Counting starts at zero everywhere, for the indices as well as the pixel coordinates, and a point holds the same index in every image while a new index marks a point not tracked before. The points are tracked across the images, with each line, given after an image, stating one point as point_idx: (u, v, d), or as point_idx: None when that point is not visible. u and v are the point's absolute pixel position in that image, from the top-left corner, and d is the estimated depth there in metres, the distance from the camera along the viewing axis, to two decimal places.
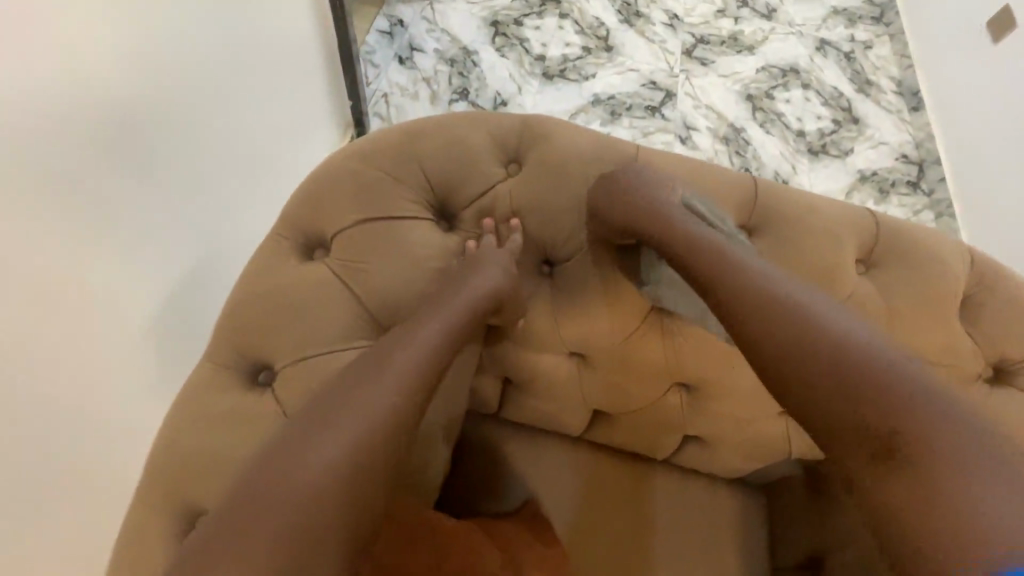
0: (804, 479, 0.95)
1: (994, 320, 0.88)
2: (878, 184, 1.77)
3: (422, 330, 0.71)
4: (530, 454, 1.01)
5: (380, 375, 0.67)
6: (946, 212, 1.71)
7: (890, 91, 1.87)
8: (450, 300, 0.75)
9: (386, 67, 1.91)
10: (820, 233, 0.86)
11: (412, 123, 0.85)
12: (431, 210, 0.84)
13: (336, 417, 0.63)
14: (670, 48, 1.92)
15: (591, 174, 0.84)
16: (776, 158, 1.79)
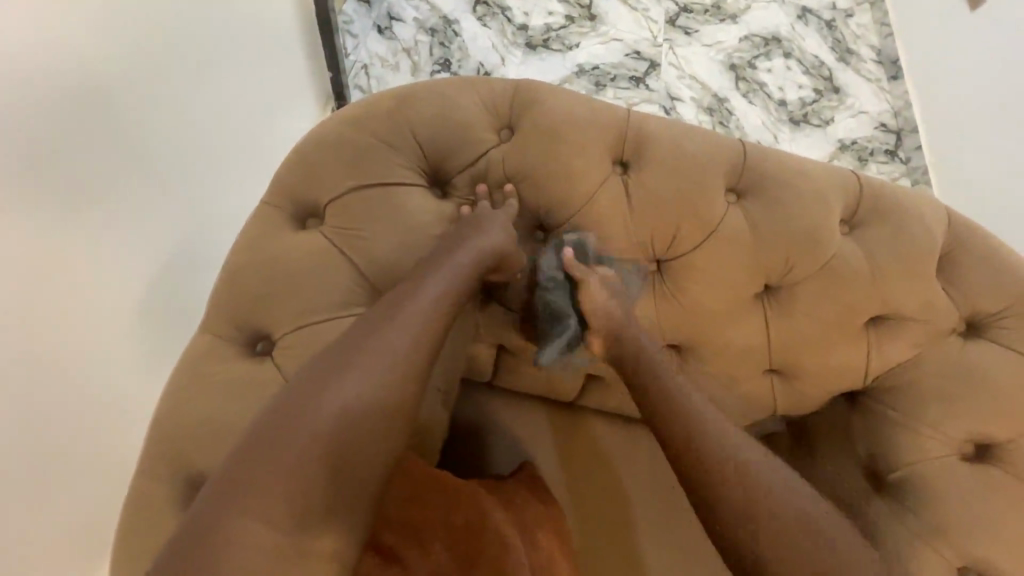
0: (790, 435, 1.02)
1: (968, 276, 0.91)
2: (858, 153, 1.80)
3: (423, 292, 0.71)
4: (528, 421, 1.02)
5: (382, 339, 0.67)
6: (922, 180, 1.75)
7: (869, 59, 1.88)
8: (450, 263, 0.74)
9: (365, 37, 1.86)
10: (806, 195, 0.88)
11: (402, 88, 0.84)
12: (424, 176, 0.83)
13: (341, 377, 0.64)
14: (653, 17, 1.90)
15: (583, 138, 0.84)
16: (758, 128, 1.81)
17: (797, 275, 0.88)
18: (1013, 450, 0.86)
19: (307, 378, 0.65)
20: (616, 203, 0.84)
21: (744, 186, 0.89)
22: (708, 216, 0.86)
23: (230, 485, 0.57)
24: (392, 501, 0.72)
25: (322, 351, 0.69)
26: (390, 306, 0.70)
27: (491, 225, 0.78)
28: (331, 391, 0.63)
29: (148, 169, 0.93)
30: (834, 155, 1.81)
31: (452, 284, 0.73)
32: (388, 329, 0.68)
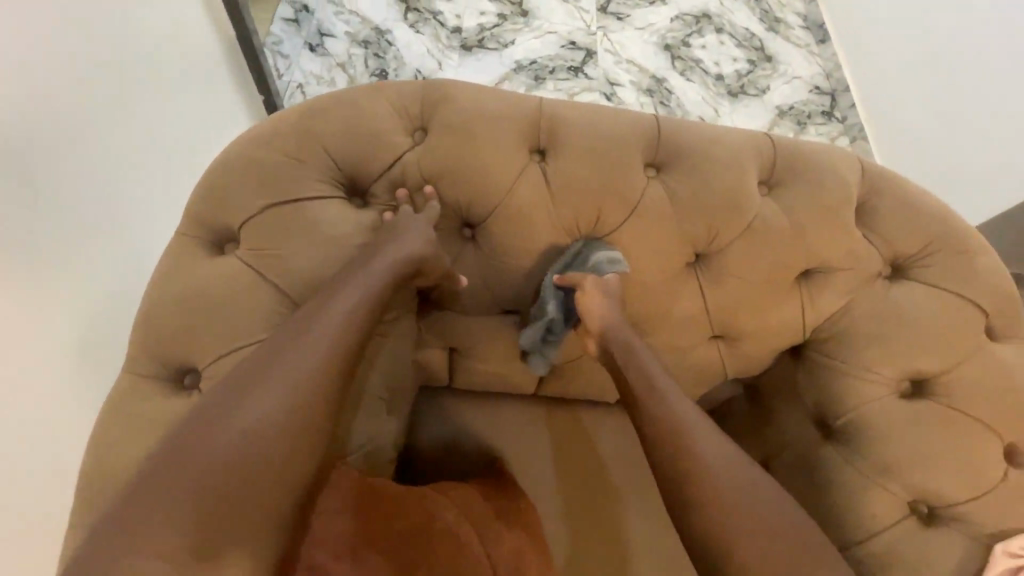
0: (746, 396, 1.06)
1: (887, 221, 0.95)
2: (796, 117, 1.85)
3: (341, 299, 0.71)
4: (488, 417, 1.03)
5: (302, 349, 0.67)
6: (859, 136, 1.81)
7: (798, 26, 1.94)
8: (368, 268, 0.74)
9: (296, 57, 1.84)
10: (722, 161, 0.90)
11: (310, 101, 0.83)
12: (340, 186, 0.82)
13: (262, 390, 0.64)
14: (585, 6, 1.92)
15: (496, 131, 0.84)
16: (698, 103, 1.85)
17: (724, 239, 0.90)
18: (945, 380, 0.89)
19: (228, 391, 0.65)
20: (537, 190, 0.85)
21: (664, 159, 0.90)
22: (629, 192, 0.87)
23: (156, 514, 0.57)
24: (318, 518, 0.66)
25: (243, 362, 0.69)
26: (309, 315, 0.70)
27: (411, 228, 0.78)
28: (252, 404, 0.63)
29: (78, 181, 0.94)
30: (773, 122, 1.86)
31: (371, 289, 0.73)
32: (308, 339, 0.68)
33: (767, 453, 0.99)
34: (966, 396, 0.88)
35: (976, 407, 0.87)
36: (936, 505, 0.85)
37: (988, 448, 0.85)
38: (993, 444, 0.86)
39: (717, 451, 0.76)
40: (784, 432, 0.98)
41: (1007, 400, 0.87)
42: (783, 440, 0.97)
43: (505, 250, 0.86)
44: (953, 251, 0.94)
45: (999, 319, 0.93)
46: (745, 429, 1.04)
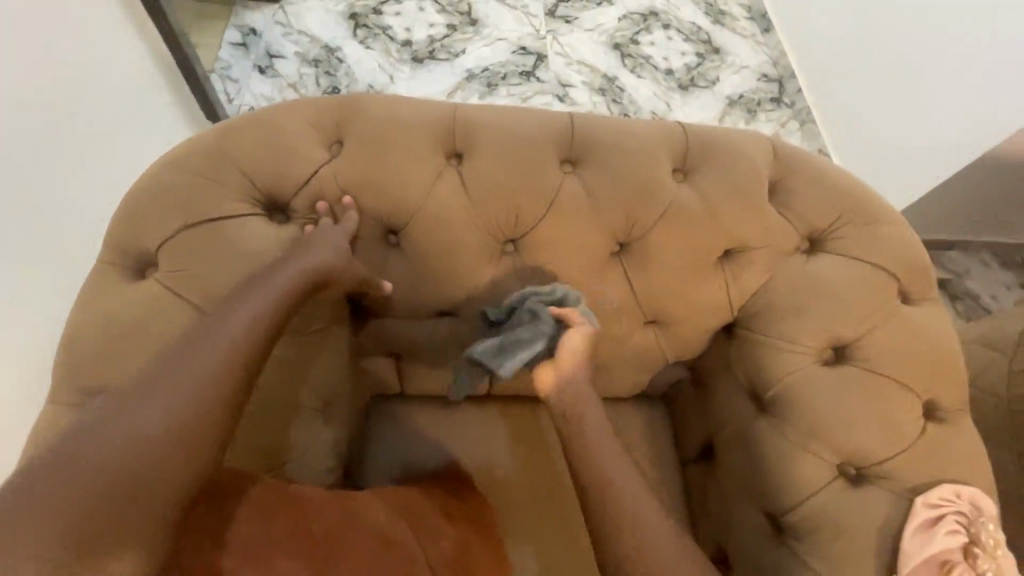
0: (691, 378, 1.10)
1: (800, 197, 0.99)
2: (746, 105, 1.97)
3: (250, 307, 0.73)
4: (434, 420, 1.04)
5: (210, 352, 0.69)
6: (808, 119, 1.91)
7: (742, 17, 2.10)
8: (279, 276, 0.77)
9: (246, 79, 1.88)
10: (634, 152, 0.93)
11: (226, 123, 0.85)
12: (259, 205, 0.84)
13: (166, 392, 0.64)
14: (533, 12, 2.03)
15: (409, 139, 0.86)
16: (650, 99, 1.95)
17: (642, 226, 0.93)
18: (862, 345, 0.93)
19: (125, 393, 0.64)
20: (453, 194, 0.87)
21: (578, 155, 0.93)
22: (544, 189, 0.90)
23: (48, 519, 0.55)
24: (231, 526, 0.67)
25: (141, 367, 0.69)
26: (215, 322, 0.72)
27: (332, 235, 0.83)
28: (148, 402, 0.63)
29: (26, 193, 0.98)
30: (725, 111, 1.96)
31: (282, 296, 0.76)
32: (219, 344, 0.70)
33: (712, 430, 1.04)
34: (883, 358, 0.91)
35: (892, 368, 0.91)
36: (862, 466, 0.88)
37: (906, 407, 0.89)
38: (909, 402, 0.90)
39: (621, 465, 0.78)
40: (723, 409, 1.02)
41: (920, 359, 0.92)
42: (722, 417, 1.02)
43: (426, 254, 0.88)
44: (864, 221, 0.99)
45: (911, 282, 0.97)
46: (693, 409, 1.09)
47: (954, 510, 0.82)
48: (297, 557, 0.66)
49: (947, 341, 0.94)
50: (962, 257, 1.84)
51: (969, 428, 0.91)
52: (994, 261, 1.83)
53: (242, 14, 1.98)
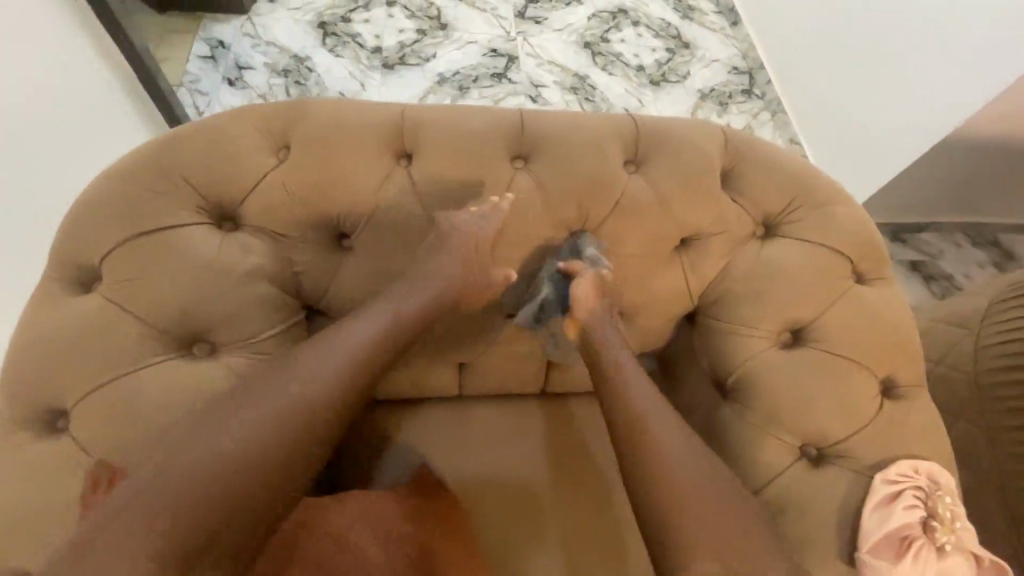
0: (660, 367, 1.08)
1: (752, 183, 0.99)
2: (718, 98, 1.98)
3: (316, 355, 0.76)
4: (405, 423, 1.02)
5: (280, 404, 0.71)
6: (778, 109, 1.94)
7: (710, 12, 2.14)
8: (350, 332, 0.79)
9: (216, 92, 1.87)
10: (584, 146, 0.94)
11: (170, 132, 0.84)
12: (204, 214, 0.82)
13: (239, 439, 0.68)
14: (502, 14, 2.05)
15: (358, 142, 0.87)
16: (622, 95, 1.95)
17: (595, 219, 0.93)
18: (818, 327, 0.94)
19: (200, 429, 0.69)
20: (404, 194, 0.87)
21: (529, 151, 0.94)
22: (496, 186, 0.90)
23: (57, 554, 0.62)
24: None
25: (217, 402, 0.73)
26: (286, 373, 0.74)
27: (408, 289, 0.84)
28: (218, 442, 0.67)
29: None
30: (698, 104, 1.98)
31: (351, 355, 0.77)
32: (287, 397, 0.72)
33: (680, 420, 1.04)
34: (838, 338, 0.92)
35: (848, 348, 0.92)
36: (823, 446, 0.89)
37: (862, 385, 0.90)
38: (865, 380, 0.91)
39: (672, 436, 0.81)
40: (689, 397, 1.02)
41: (875, 338, 0.93)
42: (687, 406, 1.02)
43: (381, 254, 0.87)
44: (816, 205, 1.00)
45: (864, 263, 0.98)
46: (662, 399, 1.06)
47: (912, 486, 0.82)
48: None
49: (901, 319, 0.95)
50: (935, 239, 1.85)
51: (926, 403, 0.92)
52: (965, 240, 1.85)
53: (209, 26, 1.97)
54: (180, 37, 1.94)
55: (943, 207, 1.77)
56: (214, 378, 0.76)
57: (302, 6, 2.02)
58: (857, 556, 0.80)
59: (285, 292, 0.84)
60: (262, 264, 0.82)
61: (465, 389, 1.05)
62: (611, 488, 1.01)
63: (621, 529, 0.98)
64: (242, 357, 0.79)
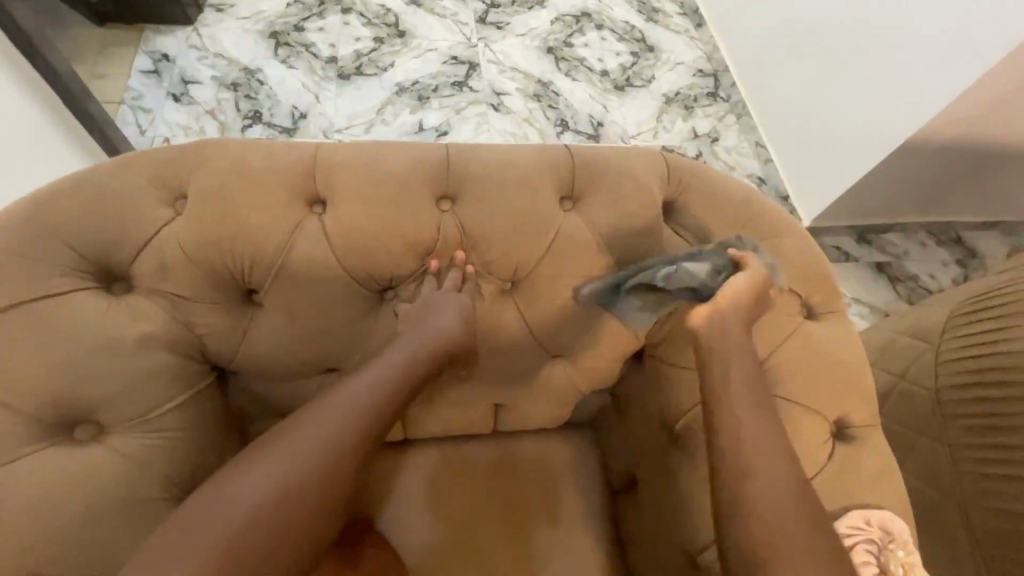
0: (613, 405, 1.03)
1: (695, 214, 0.95)
2: (683, 102, 1.93)
3: (298, 434, 0.68)
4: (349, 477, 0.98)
5: (285, 486, 0.64)
6: (742, 112, 1.89)
7: (675, 14, 2.10)
8: (351, 393, 0.72)
9: (160, 109, 1.76)
10: (516, 184, 0.88)
11: (52, 185, 0.77)
12: (90, 277, 0.75)
13: (241, 539, 0.61)
14: (463, 20, 1.98)
15: (267, 187, 0.80)
16: (587, 101, 1.89)
17: (528, 262, 0.88)
18: (767, 368, 0.89)
19: (189, 525, 0.61)
20: (316, 244, 0.80)
21: (456, 191, 0.87)
22: (422, 230, 0.84)
23: None
24: None
25: (204, 486, 0.65)
26: (287, 448, 0.67)
27: (406, 345, 0.79)
28: (213, 542, 0.60)
29: None
30: (663, 109, 1.92)
31: (347, 427, 0.70)
32: (292, 480, 0.65)
33: (633, 463, 0.98)
34: (788, 380, 0.88)
35: (799, 391, 0.87)
36: None
37: (812, 428, 0.86)
38: (816, 423, 0.86)
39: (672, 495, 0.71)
40: (640, 439, 0.97)
41: (826, 376, 0.89)
42: (639, 449, 0.97)
43: (296, 310, 0.80)
44: (764, 235, 0.95)
45: (814, 295, 0.94)
46: (615, 439, 1.02)
47: (865, 539, 0.79)
48: None
49: (853, 353, 0.91)
50: (900, 239, 1.82)
51: (880, 444, 0.89)
52: (929, 239, 1.83)
53: (152, 39, 1.86)
54: (122, 50, 1.83)
55: (908, 211, 1.74)
56: (100, 464, 0.69)
57: (252, 15, 1.92)
58: None
59: (190, 360, 0.77)
60: (158, 331, 0.74)
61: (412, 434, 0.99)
62: (560, 539, 0.97)
63: None
64: (135, 436, 0.72)
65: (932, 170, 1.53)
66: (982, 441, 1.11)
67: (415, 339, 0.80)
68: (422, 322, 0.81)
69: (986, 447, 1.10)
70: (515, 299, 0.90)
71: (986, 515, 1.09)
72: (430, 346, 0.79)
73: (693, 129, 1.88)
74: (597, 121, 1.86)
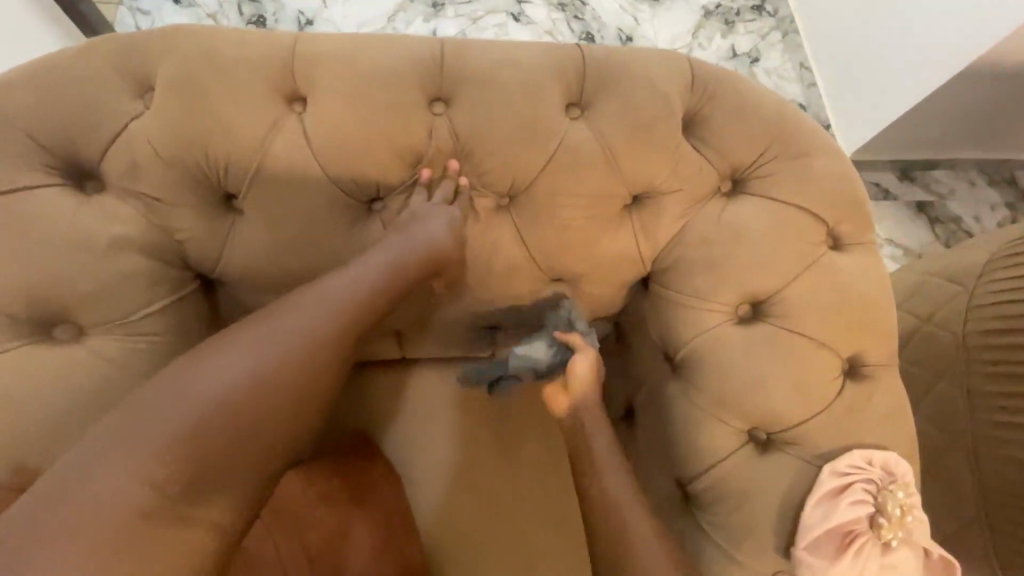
0: (616, 333, 0.98)
1: (717, 129, 0.85)
2: (724, 16, 1.69)
3: (275, 323, 0.63)
4: (351, 393, 0.97)
5: (259, 372, 0.59)
6: (791, 30, 1.65)
7: None
8: (332, 291, 0.67)
9: (158, 11, 1.63)
10: (516, 86, 0.79)
11: (14, 73, 0.71)
12: (58, 172, 0.71)
13: (209, 422, 0.55)
14: None
15: (242, 82, 0.73)
16: (616, 12, 1.69)
17: (526, 176, 0.80)
18: (782, 300, 0.82)
19: (149, 407, 0.55)
20: (294, 147, 0.74)
21: (450, 92, 0.79)
22: (410, 136, 0.77)
23: None
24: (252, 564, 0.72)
25: (165, 370, 0.59)
26: (260, 334, 0.61)
27: (389, 247, 0.74)
28: (175, 425, 0.54)
29: None
30: (699, 25, 1.69)
31: (328, 321, 0.65)
32: (262, 372, 0.59)
33: (632, 391, 0.95)
34: (805, 314, 0.82)
35: (812, 324, 0.81)
36: (774, 431, 0.81)
37: (822, 364, 0.81)
38: (827, 359, 0.81)
39: None
40: (640, 369, 0.93)
41: (843, 310, 0.82)
42: (639, 377, 0.93)
43: (280, 218, 0.75)
44: (794, 155, 0.86)
45: (843, 224, 0.85)
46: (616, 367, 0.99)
47: (864, 478, 0.76)
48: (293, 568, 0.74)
49: (876, 289, 0.84)
50: (948, 177, 1.65)
51: (894, 384, 0.83)
52: (981, 178, 1.66)
53: None
54: None
55: (963, 143, 1.57)
56: (82, 366, 0.69)
57: None
58: (793, 551, 0.76)
59: (169, 265, 0.74)
60: (130, 232, 0.71)
61: (408, 353, 0.97)
62: (555, 461, 0.97)
63: (562, 499, 0.95)
64: (115, 338, 0.71)
65: (997, 99, 1.35)
66: (1005, 390, 1.05)
67: (398, 249, 0.74)
68: (408, 233, 0.76)
69: (1010, 398, 1.04)
70: (511, 217, 0.83)
71: (998, 464, 1.05)
72: (412, 251, 0.74)
73: (732, 47, 1.67)
74: (626, 36, 1.67)
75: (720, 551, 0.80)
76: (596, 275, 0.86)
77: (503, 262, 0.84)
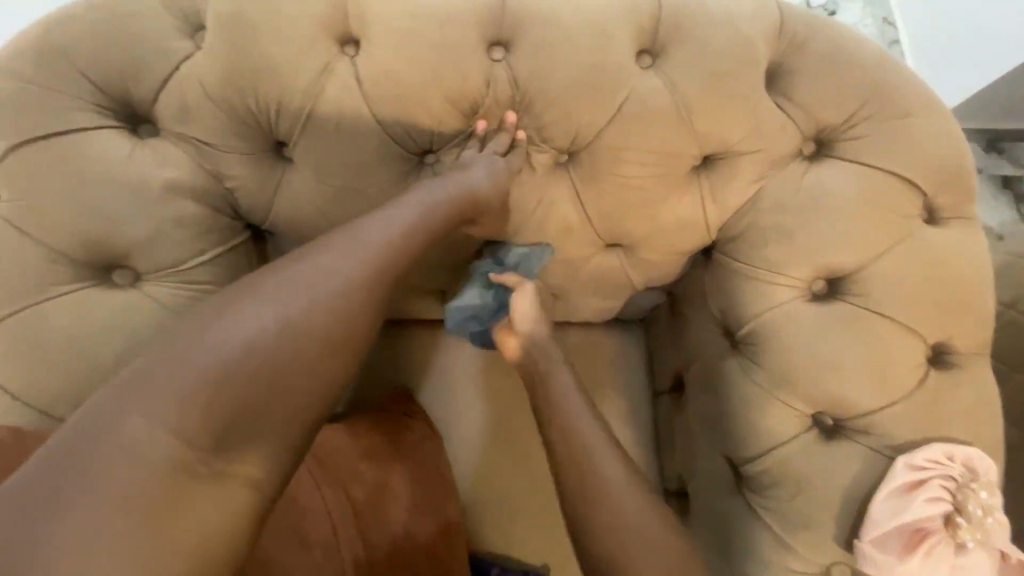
0: (670, 304, 0.92)
1: (805, 84, 0.76)
2: None
3: (304, 270, 0.60)
4: (389, 352, 0.96)
5: (288, 320, 0.57)
6: None
7: None
8: (365, 237, 0.64)
9: None
10: (583, 30, 0.72)
11: (68, 10, 0.69)
12: (113, 114, 0.70)
13: (240, 369, 0.54)
14: None
15: (293, 22, 0.69)
16: None
17: (588, 131, 0.74)
18: (863, 277, 0.75)
19: (173, 356, 0.54)
20: (346, 92, 0.70)
21: (511, 36, 0.73)
22: (466, 83, 0.72)
23: None
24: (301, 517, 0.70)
25: (191, 319, 0.57)
26: (290, 281, 0.59)
27: (423, 195, 0.70)
28: (203, 375, 0.53)
29: None
30: None
31: (360, 268, 0.62)
32: (291, 320, 0.57)
33: (682, 365, 0.90)
34: (889, 293, 0.74)
35: (896, 304, 0.74)
36: (842, 417, 0.75)
37: (903, 349, 0.74)
38: (909, 344, 0.74)
39: None
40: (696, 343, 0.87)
41: (933, 291, 0.74)
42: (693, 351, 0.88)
43: (330, 169, 0.72)
44: (891, 116, 0.76)
45: (940, 195, 0.76)
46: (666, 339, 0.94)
47: (943, 473, 0.70)
48: (338, 520, 0.73)
49: (972, 270, 0.75)
50: None
51: (982, 376, 0.76)
52: None
53: None
54: None
55: None
56: (138, 309, 0.70)
57: None
58: (855, 543, 0.72)
59: (220, 213, 0.73)
60: (182, 179, 0.70)
61: None
62: None
63: None
64: (167, 285, 0.71)
65: None
66: None
67: (438, 199, 0.70)
68: (450, 184, 0.72)
69: None
70: (569, 174, 0.78)
71: None
72: (453, 203, 0.71)
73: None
74: None
75: (772, 536, 0.76)
76: (656, 239, 0.81)
77: (558, 222, 0.80)
